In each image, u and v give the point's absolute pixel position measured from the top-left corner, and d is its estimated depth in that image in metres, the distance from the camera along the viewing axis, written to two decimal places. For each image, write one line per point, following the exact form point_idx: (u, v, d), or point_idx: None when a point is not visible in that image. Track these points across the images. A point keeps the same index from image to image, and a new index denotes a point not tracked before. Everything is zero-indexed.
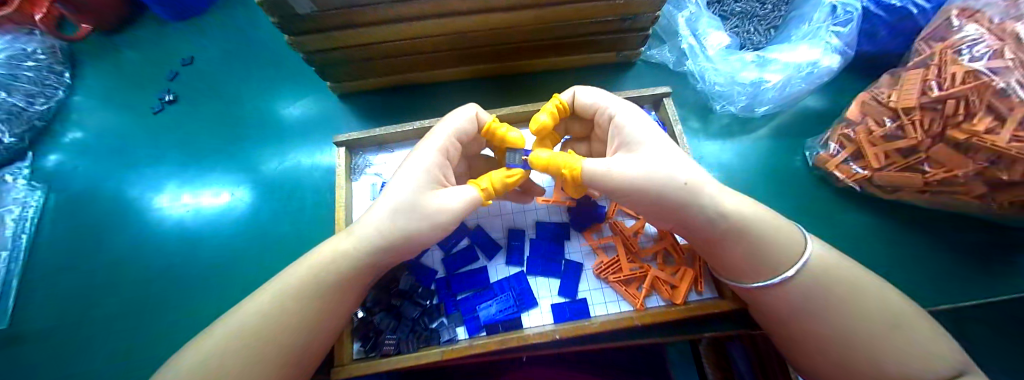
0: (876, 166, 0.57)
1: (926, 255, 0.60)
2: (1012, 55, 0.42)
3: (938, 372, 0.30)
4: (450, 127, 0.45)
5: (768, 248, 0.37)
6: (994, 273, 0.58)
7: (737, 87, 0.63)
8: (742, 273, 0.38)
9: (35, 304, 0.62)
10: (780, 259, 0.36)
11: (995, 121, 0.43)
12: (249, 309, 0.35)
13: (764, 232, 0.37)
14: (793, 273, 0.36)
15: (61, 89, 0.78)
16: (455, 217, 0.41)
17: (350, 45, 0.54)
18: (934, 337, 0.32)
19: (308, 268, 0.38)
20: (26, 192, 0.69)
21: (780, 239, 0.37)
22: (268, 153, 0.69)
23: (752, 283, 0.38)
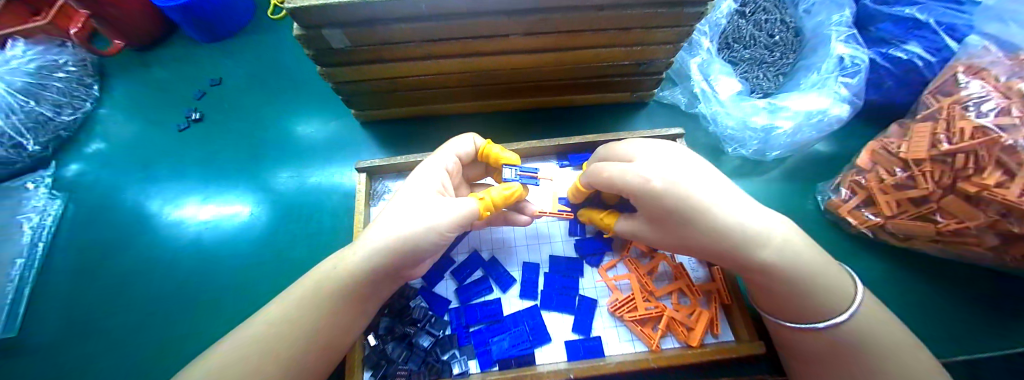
0: (889, 213, 0.57)
1: (940, 304, 0.60)
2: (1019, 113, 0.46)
3: None
4: (447, 155, 0.50)
5: (820, 293, 0.36)
6: (1011, 325, 0.57)
7: (749, 132, 0.64)
8: (790, 311, 0.39)
9: (42, 313, 0.62)
10: (822, 305, 0.36)
11: (1004, 175, 0.45)
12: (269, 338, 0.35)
13: (800, 273, 0.36)
14: (846, 319, 0.36)
15: (88, 101, 0.81)
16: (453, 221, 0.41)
17: (376, 77, 0.56)
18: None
19: (326, 300, 0.38)
20: (46, 201, 0.70)
21: (818, 283, 0.36)
22: (288, 173, 0.71)
23: (800, 322, 0.39)
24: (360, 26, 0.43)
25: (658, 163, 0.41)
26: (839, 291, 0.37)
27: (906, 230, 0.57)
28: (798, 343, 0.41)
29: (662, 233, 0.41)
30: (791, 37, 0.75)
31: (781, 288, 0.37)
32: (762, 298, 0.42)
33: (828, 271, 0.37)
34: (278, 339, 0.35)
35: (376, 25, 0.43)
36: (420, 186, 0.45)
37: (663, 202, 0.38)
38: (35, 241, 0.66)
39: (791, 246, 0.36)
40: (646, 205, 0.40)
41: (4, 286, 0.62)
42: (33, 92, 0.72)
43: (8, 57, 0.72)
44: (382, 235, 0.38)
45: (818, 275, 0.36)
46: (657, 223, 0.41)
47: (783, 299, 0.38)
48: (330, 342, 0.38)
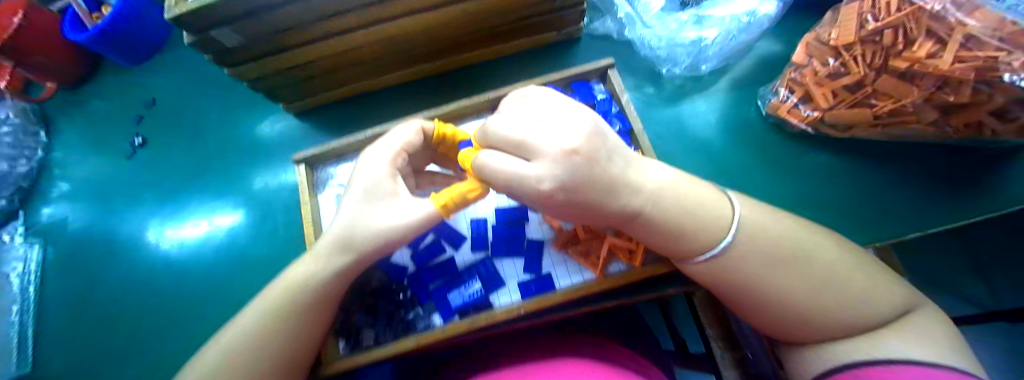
0: (826, 106, 0.58)
1: (882, 187, 0.63)
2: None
3: (864, 304, 0.31)
4: (404, 138, 0.44)
5: (705, 216, 0.34)
6: (953, 192, 0.61)
7: (678, 48, 0.64)
8: (686, 249, 0.35)
9: (53, 348, 0.68)
10: (713, 230, 0.34)
11: (936, 45, 0.42)
12: (229, 341, 0.38)
13: (684, 206, 0.34)
14: (727, 245, 0.33)
15: (38, 148, 0.81)
16: (413, 232, 0.41)
17: (286, 67, 0.56)
18: (855, 273, 0.32)
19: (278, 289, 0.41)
20: (25, 249, 0.73)
21: (704, 210, 0.34)
22: (246, 178, 0.72)
23: (692, 257, 0.35)
24: (244, 18, 0.41)
25: (552, 114, 0.31)
26: (720, 210, 0.35)
27: (845, 118, 0.58)
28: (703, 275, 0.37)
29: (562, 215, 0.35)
30: None
31: (666, 228, 0.34)
32: (654, 245, 0.37)
33: (692, 193, 0.34)
34: (239, 340, 0.38)
35: (257, 15, 0.41)
36: (376, 181, 0.41)
37: (565, 203, 0.30)
38: (25, 287, 0.70)
39: (667, 189, 0.34)
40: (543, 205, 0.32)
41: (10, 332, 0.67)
42: None
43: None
44: (348, 239, 0.40)
45: (685, 209, 0.33)
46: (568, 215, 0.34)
47: (665, 244, 0.35)
48: (300, 338, 0.40)
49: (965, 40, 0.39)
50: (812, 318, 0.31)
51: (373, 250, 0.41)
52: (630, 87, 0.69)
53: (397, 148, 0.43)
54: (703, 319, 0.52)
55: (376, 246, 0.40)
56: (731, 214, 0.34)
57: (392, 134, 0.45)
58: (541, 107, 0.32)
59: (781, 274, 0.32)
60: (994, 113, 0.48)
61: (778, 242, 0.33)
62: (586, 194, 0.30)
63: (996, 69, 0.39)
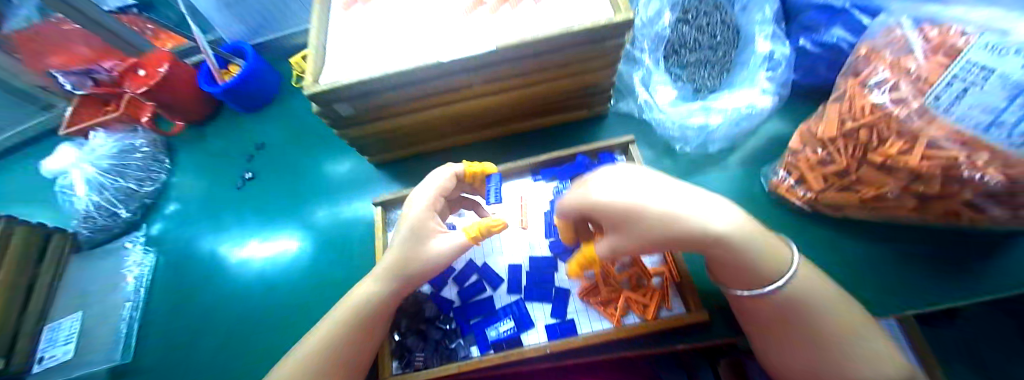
0: (819, 188, 0.67)
1: (892, 260, 0.67)
2: (906, 87, 0.52)
3: (879, 357, 0.41)
4: (436, 184, 0.59)
5: (770, 254, 0.44)
6: (960, 269, 0.64)
7: (688, 131, 0.75)
8: (753, 281, 0.46)
9: (149, 343, 0.82)
10: (773, 271, 0.45)
11: (905, 144, 0.52)
12: (312, 342, 0.50)
13: (759, 242, 0.43)
14: (784, 283, 0.44)
15: (163, 172, 1.02)
16: (446, 258, 0.55)
17: (374, 132, 0.72)
18: (871, 335, 0.43)
19: (344, 304, 0.53)
20: (142, 255, 0.91)
21: (773, 247, 0.44)
22: (324, 210, 0.87)
23: (761, 289, 0.46)
24: (364, 98, 0.59)
25: (676, 190, 0.45)
26: (777, 254, 0.45)
27: (835, 199, 0.67)
28: (758, 306, 0.48)
29: (652, 237, 0.44)
30: (731, 35, 0.83)
31: (743, 260, 0.44)
32: (738, 282, 0.47)
33: (772, 243, 0.45)
34: (325, 340, 0.49)
35: (374, 95, 0.59)
36: (419, 217, 0.56)
37: (637, 215, 0.43)
38: (138, 287, 0.87)
39: (741, 223, 0.44)
40: (622, 228, 0.46)
41: (122, 323, 0.83)
42: (121, 172, 0.93)
43: (94, 145, 0.94)
44: (398, 259, 0.54)
45: (765, 256, 0.44)
46: (640, 232, 0.45)
47: (741, 274, 0.46)
48: (361, 343, 0.51)
49: (930, 142, 0.49)
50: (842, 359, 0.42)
51: (415, 266, 0.53)
52: (646, 159, 0.81)
53: (432, 193, 0.58)
54: None
55: (417, 265, 0.54)
56: (793, 262, 0.45)
57: (429, 179, 0.60)
58: (608, 173, 0.51)
59: (819, 318, 0.43)
60: (965, 203, 0.55)
61: (816, 295, 0.45)
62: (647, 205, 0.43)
63: (957, 167, 0.48)
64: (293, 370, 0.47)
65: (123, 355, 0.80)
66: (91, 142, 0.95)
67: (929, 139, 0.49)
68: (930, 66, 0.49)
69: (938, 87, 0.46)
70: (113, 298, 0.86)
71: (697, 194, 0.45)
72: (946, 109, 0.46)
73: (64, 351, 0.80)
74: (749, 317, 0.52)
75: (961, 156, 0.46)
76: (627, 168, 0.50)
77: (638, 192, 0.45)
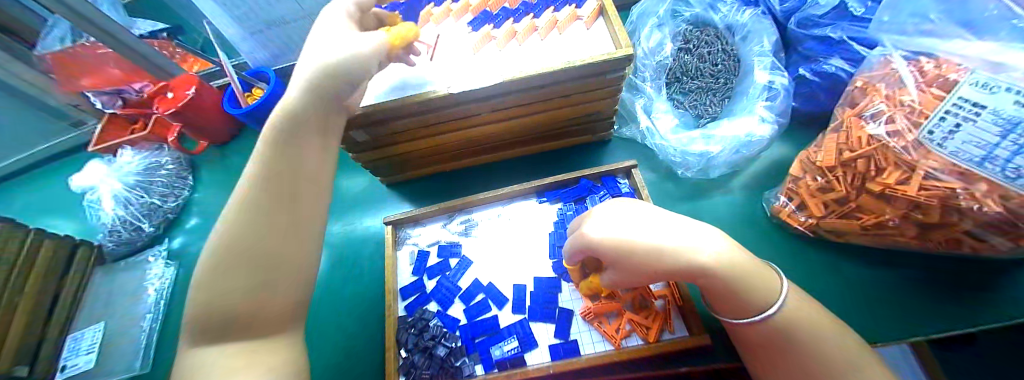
0: (820, 214, 0.68)
1: (897, 286, 0.67)
2: (901, 120, 0.53)
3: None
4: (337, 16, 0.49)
5: (760, 286, 0.48)
6: (968, 297, 0.64)
7: (690, 157, 0.78)
8: (748, 309, 0.48)
9: (166, 354, 0.86)
10: (765, 300, 0.47)
11: (904, 175, 0.54)
12: (214, 253, 0.33)
13: (744, 273, 0.47)
14: (775, 312, 0.47)
15: (186, 188, 1.08)
16: (374, 59, 0.46)
17: (389, 155, 0.76)
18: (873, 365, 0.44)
19: (234, 199, 0.35)
20: (163, 268, 0.96)
21: (759, 279, 0.48)
22: (339, 225, 0.90)
23: (752, 317, 0.48)
24: (381, 125, 0.63)
25: (671, 225, 0.51)
26: (768, 286, 0.48)
27: (837, 226, 0.67)
28: (755, 334, 0.49)
29: (642, 269, 0.49)
30: (732, 63, 0.87)
31: (729, 290, 0.48)
32: (727, 308, 0.51)
33: (760, 273, 0.49)
34: (230, 249, 0.33)
35: (389, 123, 0.63)
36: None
37: (627, 252, 0.49)
38: (158, 300, 0.91)
39: (728, 254, 0.48)
40: (616, 263, 0.52)
41: (143, 334, 0.87)
42: (146, 188, 0.98)
43: (121, 162, 0.99)
44: (302, 94, 0.39)
45: (752, 284, 0.47)
46: (632, 266, 0.50)
47: (735, 302, 0.48)
48: (299, 234, 0.37)
49: (926, 175, 0.51)
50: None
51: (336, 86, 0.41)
52: (648, 183, 0.83)
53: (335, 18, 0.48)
54: None
55: (340, 80, 0.42)
56: (782, 290, 0.48)
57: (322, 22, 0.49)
58: (607, 214, 0.56)
59: (817, 347, 0.44)
60: (965, 232, 0.56)
61: (813, 324, 0.46)
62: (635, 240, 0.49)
63: (954, 197, 0.50)
64: (206, 297, 0.32)
65: (142, 366, 0.84)
66: (120, 159, 1.00)
67: (924, 171, 0.51)
68: (924, 99, 0.51)
69: (930, 123, 0.48)
70: (136, 309, 0.90)
71: (684, 229, 0.50)
72: (939, 142, 0.48)
73: (87, 360, 0.83)
74: (748, 346, 0.53)
75: (957, 187, 0.48)
76: (623, 209, 0.56)
77: (633, 229, 0.51)
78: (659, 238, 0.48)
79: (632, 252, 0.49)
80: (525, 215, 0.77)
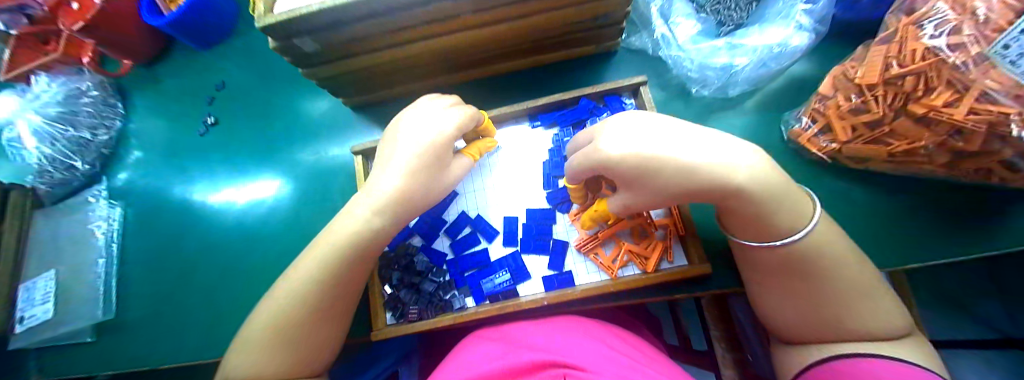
0: (843, 139, 0.62)
1: (901, 215, 0.66)
2: (969, 32, 0.39)
3: (876, 318, 0.44)
4: None
5: (795, 209, 0.43)
6: (972, 224, 0.64)
7: (710, 72, 0.68)
8: (776, 232, 0.44)
9: (129, 295, 0.84)
10: (799, 221, 0.44)
11: (953, 95, 0.44)
12: None
13: (781, 194, 0.42)
14: (802, 236, 0.44)
15: (117, 118, 0.94)
16: None
17: (352, 71, 0.62)
18: (873, 293, 0.45)
19: None
20: (108, 209, 0.88)
21: (796, 202, 0.44)
22: (307, 153, 0.84)
23: (778, 240, 0.45)
24: (330, 31, 0.48)
25: (703, 141, 0.42)
26: (802, 210, 0.44)
27: (859, 152, 0.63)
28: (770, 259, 0.47)
29: (664, 188, 0.42)
30: None
31: (766, 213, 0.42)
32: (750, 231, 0.46)
33: (793, 193, 0.44)
34: None
35: (340, 28, 0.48)
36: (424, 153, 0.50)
37: (653, 168, 0.41)
38: (110, 243, 0.86)
39: (766, 171, 0.41)
40: (636, 185, 0.44)
41: (99, 280, 0.83)
42: (70, 120, 0.83)
43: (37, 91, 0.81)
44: None
45: (785, 207, 0.42)
46: (654, 187, 0.42)
47: (766, 226, 0.44)
48: None
49: (983, 95, 0.41)
50: (840, 314, 0.44)
51: None
52: (659, 105, 0.75)
53: None
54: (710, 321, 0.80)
55: None
56: (815, 215, 0.45)
57: None
58: (622, 128, 0.46)
59: (828, 280, 0.44)
60: (999, 162, 0.52)
61: (832, 256, 0.44)
62: (664, 155, 0.40)
63: (1005, 123, 0.42)
64: None
65: (105, 312, 0.82)
66: (35, 89, 0.82)
67: (980, 90, 0.41)
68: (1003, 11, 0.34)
69: (1011, 34, 0.32)
70: (82, 258, 0.84)
71: (718, 145, 0.42)
72: (1013, 60, 0.33)
73: (45, 310, 0.80)
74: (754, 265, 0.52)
75: (1012, 113, 0.39)
76: (643, 121, 0.47)
77: (659, 142, 0.42)
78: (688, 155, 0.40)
79: (660, 169, 0.40)
80: (516, 141, 0.68)
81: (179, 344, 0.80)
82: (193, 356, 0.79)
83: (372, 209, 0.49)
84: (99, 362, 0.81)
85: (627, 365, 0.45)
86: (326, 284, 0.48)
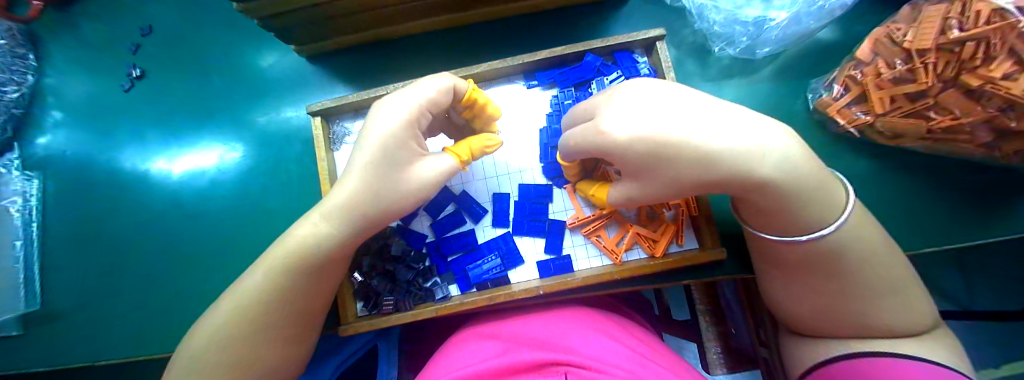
0: (880, 111, 0.54)
1: (918, 196, 0.63)
2: None
3: (913, 318, 0.37)
4: None
5: (828, 194, 0.32)
6: (986, 206, 0.61)
7: (738, 26, 0.61)
8: (802, 225, 0.33)
9: (58, 282, 0.73)
10: (832, 210, 0.33)
11: (1015, 66, 0.38)
12: None
13: (817, 180, 0.31)
14: (831, 232, 0.33)
15: (29, 73, 0.76)
16: None
17: (304, 7, 0.48)
18: (910, 287, 0.38)
19: None
20: (24, 182, 0.74)
21: (830, 188, 0.33)
22: (263, 115, 0.72)
23: (801, 236, 0.34)
24: None
25: (715, 115, 0.30)
26: (835, 198, 0.33)
27: (893, 127, 0.55)
28: (787, 256, 0.38)
29: (666, 182, 0.32)
30: None
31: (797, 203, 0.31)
32: (775, 225, 0.35)
33: (826, 183, 0.32)
34: None
35: None
36: (394, 133, 0.38)
37: (660, 149, 0.30)
38: (29, 223, 0.73)
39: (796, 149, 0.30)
40: (647, 169, 0.32)
41: (15, 265, 0.71)
42: None
43: None
44: None
45: (819, 195, 0.31)
46: (664, 176, 0.31)
47: (791, 220, 0.33)
48: None
49: None
50: (870, 316, 0.36)
51: None
52: (675, 64, 0.67)
53: None
54: (696, 297, 0.75)
55: None
56: (848, 204, 0.34)
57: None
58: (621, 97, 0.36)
59: (862, 279, 0.36)
60: None
61: (871, 250, 0.35)
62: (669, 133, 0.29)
63: None
64: None
65: (29, 302, 0.71)
66: None
67: None
68: None
69: None
70: None
71: (744, 118, 0.30)
72: None
73: None
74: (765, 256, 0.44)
75: None
76: (651, 84, 0.36)
77: (655, 114, 0.31)
78: (698, 135, 0.28)
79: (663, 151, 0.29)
80: (510, 103, 0.58)
81: (121, 339, 0.70)
82: (142, 351, 0.69)
83: (326, 213, 0.38)
84: (28, 360, 0.71)
85: (640, 362, 0.37)
86: (281, 284, 0.38)
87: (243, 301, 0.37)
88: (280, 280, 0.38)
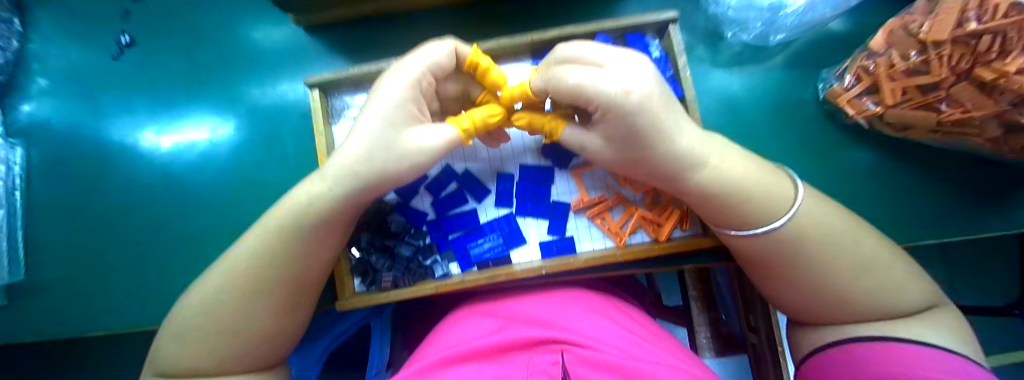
0: (891, 102, 0.54)
1: (920, 191, 0.63)
2: None
3: (915, 299, 0.37)
4: None
5: (772, 196, 0.37)
6: (985, 202, 0.62)
7: (753, 12, 0.61)
8: (755, 218, 0.38)
9: (43, 254, 0.70)
10: (781, 207, 0.37)
11: None
12: None
13: (761, 188, 0.37)
14: (784, 224, 0.37)
15: (14, 37, 0.73)
16: None
17: None
18: (906, 267, 0.38)
19: None
20: (7, 150, 0.71)
21: (777, 191, 0.38)
22: (258, 88, 0.70)
23: (756, 229, 0.38)
24: None
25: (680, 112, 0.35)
26: (781, 196, 0.38)
27: (903, 118, 0.55)
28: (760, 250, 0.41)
29: (620, 152, 0.36)
30: None
31: (733, 200, 0.37)
32: (713, 217, 0.41)
33: (772, 188, 0.38)
34: None
35: None
36: (396, 104, 0.37)
37: (632, 120, 0.31)
38: (11, 191, 0.70)
39: (730, 161, 0.38)
40: (606, 123, 0.33)
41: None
42: None
43: None
44: None
45: (765, 196, 0.37)
46: (621, 144, 0.35)
47: (740, 212, 0.38)
48: None
49: None
50: (856, 304, 0.36)
51: None
52: (686, 47, 0.67)
53: None
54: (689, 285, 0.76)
55: None
56: (795, 198, 0.38)
57: None
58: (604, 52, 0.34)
59: (836, 269, 0.37)
60: None
61: (834, 240, 0.37)
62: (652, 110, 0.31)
63: None
64: None
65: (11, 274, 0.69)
66: None
67: None
68: None
69: None
70: None
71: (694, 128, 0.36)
72: None
73: None
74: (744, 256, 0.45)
75: None
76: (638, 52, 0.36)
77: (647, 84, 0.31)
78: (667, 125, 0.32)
79: (636, 125, 0.31)
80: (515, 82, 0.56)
81: (109, 313, 0.68)
82: (128, 324, 0.68)
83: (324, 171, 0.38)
84: (11, 331, 0.69)
85: (635, 341, 0.37)
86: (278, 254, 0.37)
87: (238, 269, 0.36)
88: (272, 247, 0.37)
